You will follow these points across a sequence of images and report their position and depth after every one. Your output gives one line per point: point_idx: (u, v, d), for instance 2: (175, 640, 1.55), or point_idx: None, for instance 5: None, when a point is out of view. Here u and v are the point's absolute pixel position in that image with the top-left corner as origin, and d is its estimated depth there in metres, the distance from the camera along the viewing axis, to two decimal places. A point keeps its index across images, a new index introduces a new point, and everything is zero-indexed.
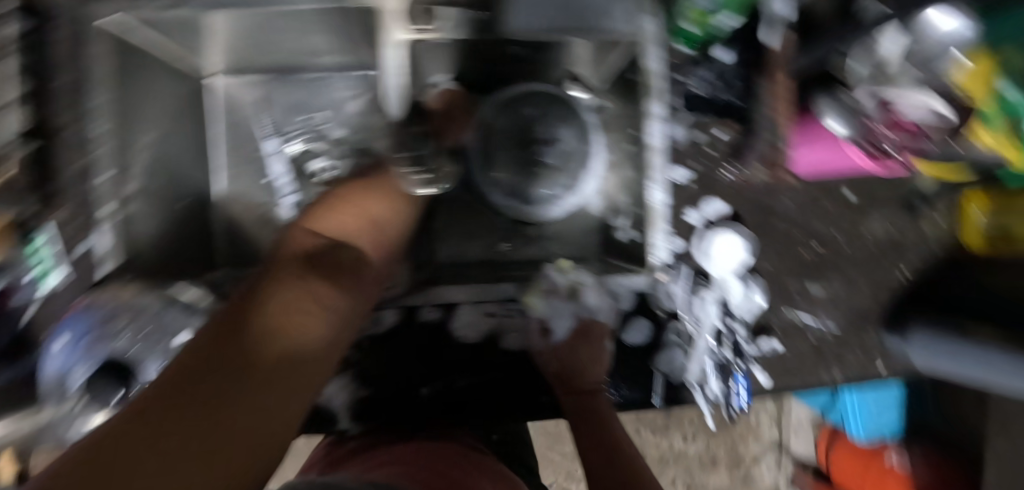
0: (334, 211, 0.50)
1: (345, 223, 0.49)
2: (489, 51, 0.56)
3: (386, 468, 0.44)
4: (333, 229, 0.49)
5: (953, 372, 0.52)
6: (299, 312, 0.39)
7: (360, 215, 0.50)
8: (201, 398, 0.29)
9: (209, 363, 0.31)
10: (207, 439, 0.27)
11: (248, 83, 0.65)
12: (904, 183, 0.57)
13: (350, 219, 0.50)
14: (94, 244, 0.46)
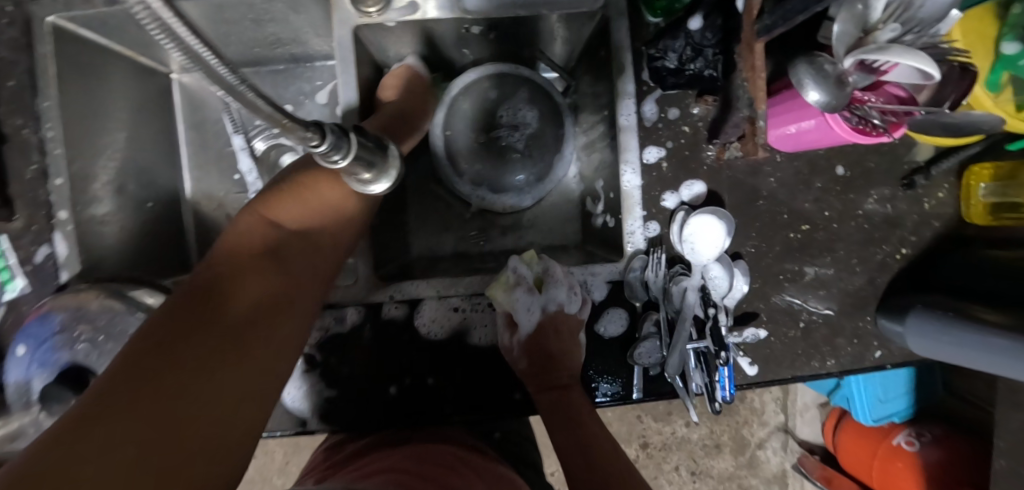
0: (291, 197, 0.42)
1: (301, 205, 0.42)
2: (450, 33, 0.53)
3: (377, 474, 0.40)
4: (302, 209, 0.42)
5: (951, 357, 0.48)
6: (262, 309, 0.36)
7: (323, 203, 0.43)
8: (160, 389, 0.28)
9: (170, 350, 0.30)
10: (163, 432, 0.27)
11: (212, 78, 0.64)
12: (898, 156, 0.53)
13: (308, 207, 0.43)
14: (56, 249, 0.48)
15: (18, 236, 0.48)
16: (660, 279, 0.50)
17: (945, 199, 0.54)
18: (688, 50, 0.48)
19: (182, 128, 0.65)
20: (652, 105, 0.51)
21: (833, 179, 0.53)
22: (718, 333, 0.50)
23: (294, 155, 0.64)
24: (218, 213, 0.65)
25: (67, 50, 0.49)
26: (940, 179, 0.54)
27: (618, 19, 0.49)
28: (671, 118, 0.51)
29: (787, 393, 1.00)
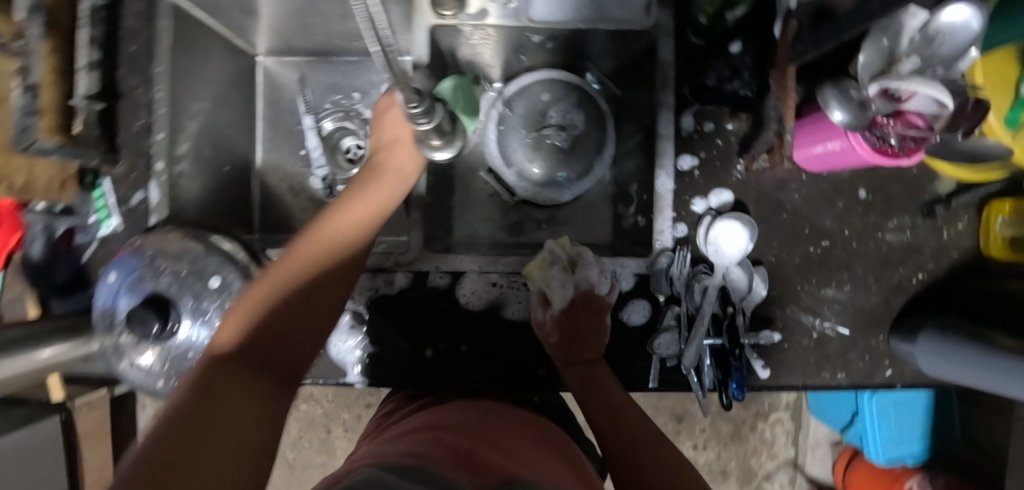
0: (246, 309, 0.36)
1: (238, 321, 0.36)
2: (512, 39, 0.60)
3: (417, 433, 0.40)
4: (249, 312, 0.36)
5: (959, 377, 0.51)
6: (250, 396, 0.31)
7: (268, 295, 0.37)
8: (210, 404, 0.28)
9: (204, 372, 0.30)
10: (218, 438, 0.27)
11: (292, 64, 0.71)
12: (921, 185, 0.57)
13: (245, 314, 0.36)
14: (149, 195, 0.54)
15: (118, 181, 0.54)
16: (685, 275, 0.54)
17: (964, 230, 0.57)
18: (727, 70, 0.53)
19: (260, 105, 0.72)
20: (690, 117, 0.56)
21: (855, 201, 0.56)
22: (734, 331, 0.54)
23: (356, 138, 0.71)
24: (282, 184, 0.72)
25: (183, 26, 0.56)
26: (961, 211, 0.57)
27: (664, 38, 0.54)
28: (707, 131, 0.56)
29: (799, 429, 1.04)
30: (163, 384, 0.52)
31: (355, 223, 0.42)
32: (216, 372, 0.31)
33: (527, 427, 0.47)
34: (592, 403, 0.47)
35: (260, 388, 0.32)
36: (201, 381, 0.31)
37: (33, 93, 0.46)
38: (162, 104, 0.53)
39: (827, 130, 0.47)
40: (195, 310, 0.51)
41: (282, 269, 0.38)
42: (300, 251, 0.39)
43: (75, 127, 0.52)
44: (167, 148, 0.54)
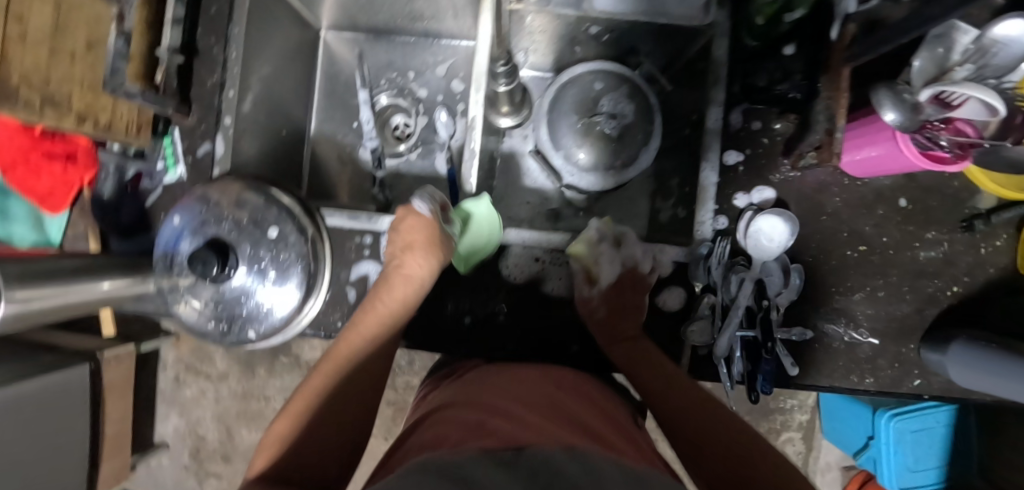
0: (284, 422, 0.45)
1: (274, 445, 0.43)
2: (570, 29, 0.62)
3: (450, 415, 0.39)
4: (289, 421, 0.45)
5: (983, 384, 0.52)
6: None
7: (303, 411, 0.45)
8: None
9: None
10: None
11: (351, 41, 0.74)
12: (960, 200, 0.58)
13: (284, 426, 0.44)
14: (215, 147, 0.57)
15: (187, 132, 0.57)
16: (722, 267, 0.55)
17: (1002, 247, 0.57)
18: (779, 72, 0.55)
19: (318, 77, 0.75)
20: (740, 115, 0.58)
21: (894, 209, 0.58)
22: (768, 324, 0.55)
23: (406, 116, 0.76)
24: (332, 154, 0.75)
25: None
26: (999, 229, 0.57)
27: (721, 37, 0.55)
28: (753, 129, 0.57)
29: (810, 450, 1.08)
30: (212, 325, 0.55)
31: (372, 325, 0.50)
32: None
33: (561, 378, 0.48)
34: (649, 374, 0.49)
35: None
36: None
37: (126, 39, 0.49)
38: (236, 61, 0.56)
39: (873, 137, 0.49)
40: (255, 257, 0.54)
41: (299, 403, 0.46)
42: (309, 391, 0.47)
43: (155, 77, 0.55)
44: (235, 106, 0.57)
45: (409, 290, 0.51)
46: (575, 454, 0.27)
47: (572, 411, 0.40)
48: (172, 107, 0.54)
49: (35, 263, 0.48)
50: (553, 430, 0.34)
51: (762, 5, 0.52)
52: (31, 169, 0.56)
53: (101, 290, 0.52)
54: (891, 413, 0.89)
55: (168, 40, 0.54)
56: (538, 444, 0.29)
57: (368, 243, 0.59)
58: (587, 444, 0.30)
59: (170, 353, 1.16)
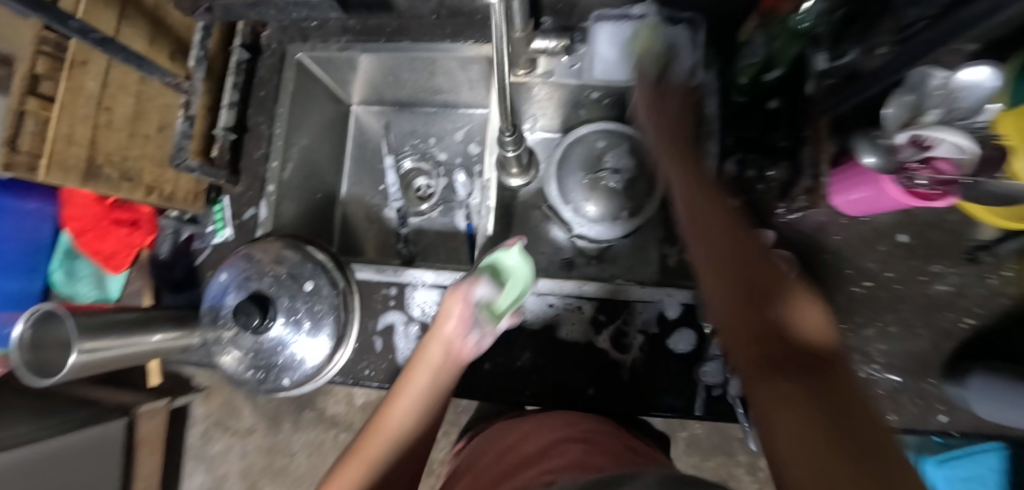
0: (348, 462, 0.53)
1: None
2: (572, 95, 0.68)
3: None
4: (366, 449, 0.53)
5: (1007, 416, 0.52)
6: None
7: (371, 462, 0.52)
8: None
9: None
10: None
11: (377, 113, 0.82)
12: (964, 234, 0.59)
13: (355, 471, 0.51)
14: (259, 212, 0.64)
15: (236, 198, 0.65)
16: None
17: (1011, 278, 0.58)
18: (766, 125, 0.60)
19: (350, 144, 0.82)
20: (734, 164, 0.61)
21: (896, 245, 0.59)
22: None
23: (427, 178, 0.81)
24: (361, 213, 0.81)
25: (303, 76, 0.68)
26: (1006, 260, 0.58)
27: (710, 95, 0.60)
28: (748, 177, 0.61)
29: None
30: (251, 374, 0.59)
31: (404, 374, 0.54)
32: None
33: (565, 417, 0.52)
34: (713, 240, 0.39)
35: None
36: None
37: (190, 122, 0.58)
38: (280, 136, 0.65)
39: (859, 180, 0.53)
40: (290, 312, 0.58)
41: (364, 444, 0.53)
42: (378, 430, 0.54)
43: (213, 151, 0.63)
44: (277, 175, 0.64)
45: (439, 355, 0.53)
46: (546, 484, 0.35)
47: (569, 445, 0.45)
48: (224, 177, 0.63)
49: (101, 317, 0.52)
50: (543, 472, 0.40)
51: (744, 67, 0.58)
52: (100, 234, 0.64)
53: (151, 342, 0.57)
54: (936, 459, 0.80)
55: (224, 122, 0.63)
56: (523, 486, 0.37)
57: (393, 294, 0.64)
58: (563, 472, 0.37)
59: (200, 408, 1.19)
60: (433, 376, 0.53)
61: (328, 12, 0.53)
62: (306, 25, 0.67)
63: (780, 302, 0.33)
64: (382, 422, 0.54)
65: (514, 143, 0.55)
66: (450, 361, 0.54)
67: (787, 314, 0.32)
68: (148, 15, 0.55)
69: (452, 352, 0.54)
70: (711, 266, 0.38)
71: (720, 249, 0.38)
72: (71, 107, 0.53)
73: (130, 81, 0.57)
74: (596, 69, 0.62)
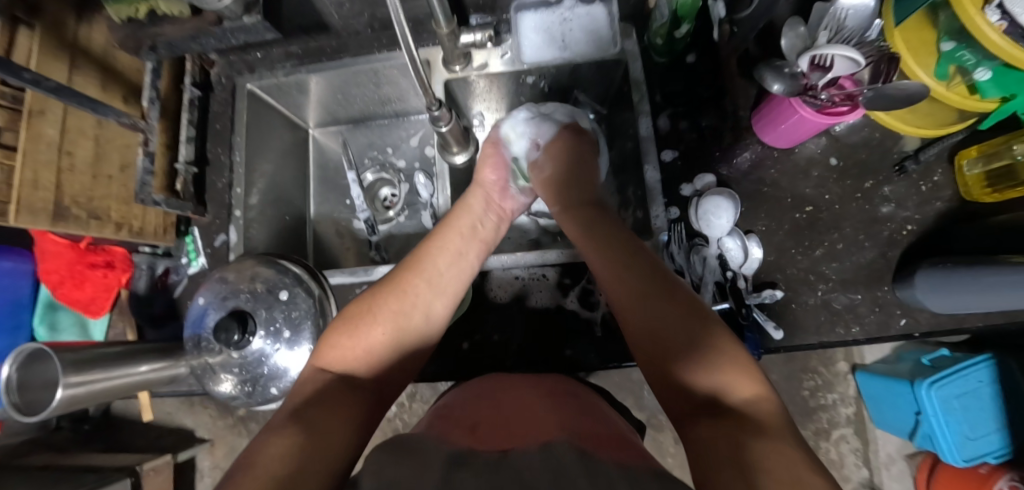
0: (363, 317, 0.49)
1: (349, 351, 0.46)
2: (511, 83, 0.72)
3: (446, 422, 0.44)
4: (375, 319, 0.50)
5: (958, 305, 0.54)
6: (344, 410, 0.40)
7: (393, 316, 0.49)
8: (329, 408, 0.39)
9: (325, 395, 0.42)
10: (331, 408, 0.39)
11: (333, 133, 0.85)
12: (890, 148, 0.63)
13: (367, 328, 0.48)
14: (230, 237, 0.67)
15: (205, 228, 0.68)
16: (683, 252, 0.61)
17: (942, 181, 0.62)
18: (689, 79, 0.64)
19: (312, 167, 0.85)
20: (666, 119, 0.65)
21: (828, 169, 0.63)
22: (738, 294, 0.60)
23: (391, 187, 0.84)
24: (331, 230, 0.82)
25: (255, 105, 0.72)
26: (932, 165, 0.62)
27: (634, 61, 0.65)
28: (682, 128, 0.65)
29: (867, 444, 0.99)
30: (240, 389, 0.61)
31: (448, 239, 0.56)
32: (334, 392, 0.42)
33: (552, 386, 0.51)
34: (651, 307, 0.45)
35: (352, 406, 0.41)
36: (326, 395, 0.42)
37: (151, 157, 0.61)
38: (240, 162, 0.68)
39: (781, 112, 0.56)
40: (269, 323, 0.61)
41: (378, 302, 0.50)
42: (404, 290, 0.51)
43: (176, 185, 0.65)
44: (243, 200, 0.67)
45: (475, 208, 0.60)
46: (549, 453, 0.33)
47: (561, 415, 0.43)
48: (191, 208, 0.65)
49: (85, 351, 0.54)
50: (546, 435, 0.38)
51: (656, 28, 0.62)
52: (77, 280, 0.66)
53: (139, 372, 0.58)
54: (930, 382, 0.80)
55: (183, 156, 0.66)
56: (518, 446, 0.36)
57: (366, 291, 0.66)
58: (566, 441, 0.36)
59: (205, 461, 1.03)
60: (473, 221, 0.59)
61: (263, 35, 0.57)
62: (251, 57, 0.72)
63: (711, 353, 0.41)
64: (410, 281, 0.51)
65: (445, 118, 0.57)
66: (485, 221, 0.61)
67: (709, 364, 0.40)
68: (97, 62, 0.57)
69: (492, 200, 0.63)
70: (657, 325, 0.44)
71: (670, 335, 0.43)
72: (34, 155, 0.52)
73: (88, 125, 0.58)
74: (527, 52, 0.66)
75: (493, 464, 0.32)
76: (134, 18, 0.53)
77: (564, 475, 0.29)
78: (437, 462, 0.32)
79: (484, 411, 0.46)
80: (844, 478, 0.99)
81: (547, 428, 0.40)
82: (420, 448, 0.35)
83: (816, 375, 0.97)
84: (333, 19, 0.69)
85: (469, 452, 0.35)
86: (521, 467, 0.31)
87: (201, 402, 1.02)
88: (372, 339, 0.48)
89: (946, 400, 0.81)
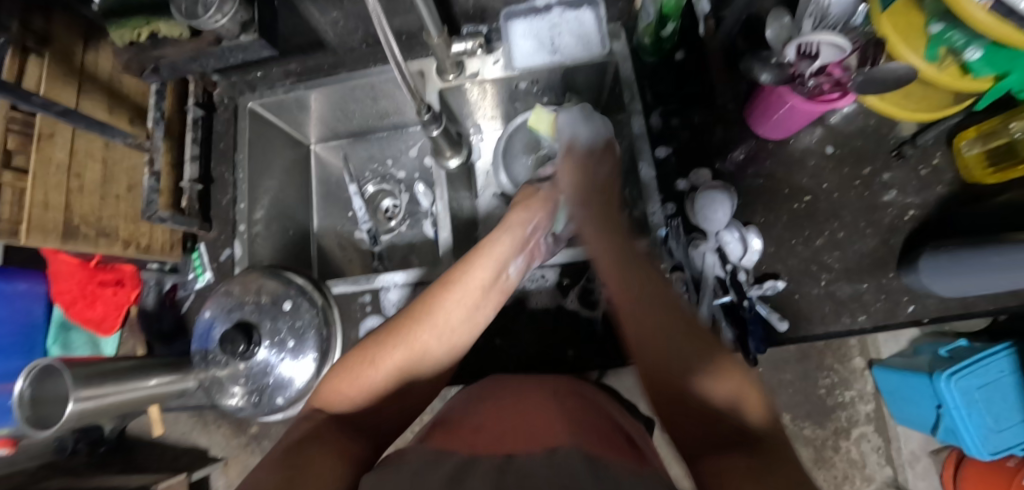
0: (365, 363, 0.47)
1: (348, 393, 0.46)
2: (506, 89, 0.73)
3: (437, 436, 0.42)
4: (368, 363, 0.46)
5: (963, 288, 0.54)
6: (332, 446, 0.39)
7: (397, 366, 0.47)
8: (313, 454, 0.38)
9: (311, 435, 0.41)
10: (315, 450, 0.39)
11: (334, 148, 0.86)
12: (888, 135, 0.63)
13: (365, 373, 0.46)
14: (235, 252, 0.69)
15: (211, 243, 0.70)
16: (682, 248, 0.60)
17: (942, 165, 0.61)
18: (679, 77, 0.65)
19: (314, 182, 0.86)
20: (658, 116, 0.65)
21: (824, 158, 0.63)
22: (739, 286, 0.59)
23: (392, 198, 0.85)
24: (334, 242, 0.83)
25: (257, 123, 0.74)
26: (930, 149, 0.62)
27: (623, 62, 0.65)
28: (674, 125, 0.65)
29: (888, 442, 0.96)
30: (247, 400, 0.61)
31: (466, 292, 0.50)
32: (326, 430, 0.42)
33: (555, 387, 0.51)
34: (651, 310, 0.43)
35: (338, 449, 0.39)
36: (316, 435, 0.41)
37: (156, 177, 0.63)
38: (242, 182, 0.70)
39: (771, 104, 0.57)
40: (274, 334, 0.61)
41: (377, 353, 0.47)
42: (410, 343, 0.47)
43: (182, 203, 0.67)
44: (246, 216, 0.69)
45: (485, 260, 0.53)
46: (556, 460, 0.32)
47: (566, 418, 0.43)
48: (197, 225, 0.67)
49: (94, 366, 0.55)
50: (547, 442, 0.37)
51: (643, 28, 0.62)
52: (90, 299, 0.67)
53: (147, 386, 0.59)
54: (949, 374, 0.78)
55: (188, 175, 0.68)
56: (524, 451, 0.36)
57: (369, 300, 0.67)
58: (574, 447, 0.35)
59: (219, 480, 1.03)
60: (496, 269, 0.53)
61: (259, 52, 0.59)
62: (252, 78, 0.74)
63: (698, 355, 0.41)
64: (417, 334, 0.48)
65: (435, 123, 0.58)
66: (509, 269, 0.55)
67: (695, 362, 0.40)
68: (104, 88, 0.60)
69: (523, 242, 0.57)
70: (648, 347, 0.42)
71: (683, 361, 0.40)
72: (44, 178, 0.54)
73: (96, 147, 0.60)
74: (519, 58, 0.67)
75: (495, 469, 0.32)
76: (135, 42, 0.55)
77: (570, 478, 0.29)
78: (432, 473, 0.32)
79: (484, 415, 0.45)
80: (868, 479, 0.96)
81: (555, 434, 0.39)
82: (422, 460, 0.35)
83: (831, 372, 0.94)
84: (329, 36, 0.71)
85: (471, 458, 0.35)
86: (526, 472, 0.30)
87: (213, 420, 1.02)
88: (364, 380, 0.46)
89: (970, 392, 0.79)
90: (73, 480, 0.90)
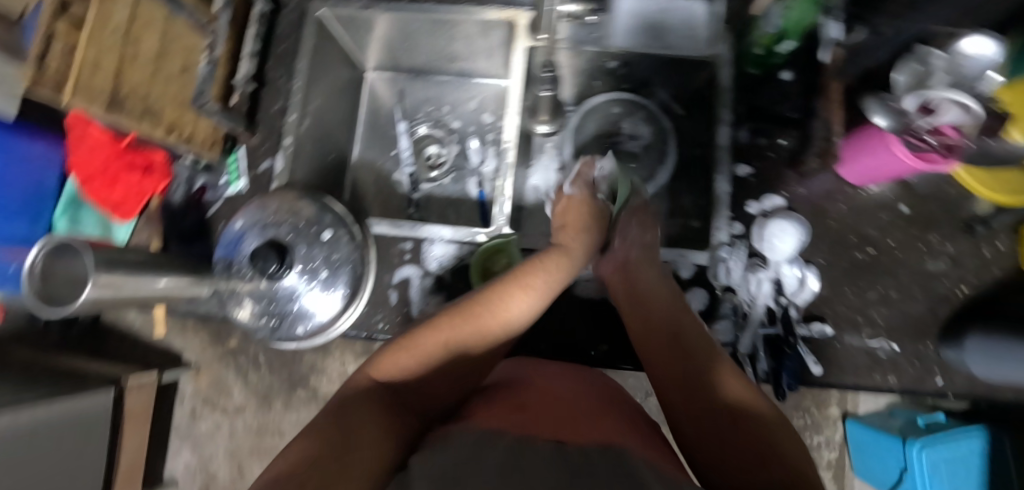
0: (416, 338, 0.41)
1: (398, 361, 0.40)
2: (594, 64, 0.69)
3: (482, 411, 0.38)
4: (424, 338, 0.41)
5: (1000, 373, 0.54)
6: (374, 419, 0.34)
7: (454, 351, 0.42)
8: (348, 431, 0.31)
9: (357, 398, 0.36)
10: (351, 427, 0.32)
11: (391, 80, 0.81)
12: (962, 208, 0.62)
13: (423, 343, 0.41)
14: (275, 164, 0.64)
15: (251, 150, 0.65)
16: (740, 270, 0.61)
17: (1006, 250, 0.61)
18: (779, 95, 0.64)
19: (362, 110, 0.81)
20: (746, 132, 0.64)
21: (896, 215, 0.62)
22: (788, 322, 0.59)
23: (439, 146, 0.81)
24: (371, 178, 0.80)
25: (324, 33, 0.68)
26: (999, 231, 0.61)
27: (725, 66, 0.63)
28: (760, 145, 0.63)
29: None
30: (264, 321, 0.59)
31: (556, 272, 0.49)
32: (367, 395, 0.37)
33: (592, 380, 0.50)
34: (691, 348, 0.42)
35: (381, 426, 0.33)
36: (358, 400, 0.36)
37: (213, 65, 0.58)
38: (297, 92, 0.65)
39: (870, 148, 0.55)
40: (311, 260, 0.59)
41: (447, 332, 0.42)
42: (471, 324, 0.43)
43: (232, 99, 0.63)
44: (294, 129, 0.64)
45: (562, 270, 0.50)
46: (616, 459, 0.30)
47: (612, 415, 0.42)
48: (241, 126, 0.62)
49: (113, 253, 0.50)
50: (604, 438, 0.35)
51: (759, 38, 0.60)
52: (109, 179, 0.62)
53: (159, 285, 0.55)
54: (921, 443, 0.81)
55: (244, 71, 0.64)
56: (578, 441, 0.34)
57: (409, 248, 0.63)
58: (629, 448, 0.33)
59: (188, 385, 1.00)
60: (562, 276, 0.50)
61: None
62: None
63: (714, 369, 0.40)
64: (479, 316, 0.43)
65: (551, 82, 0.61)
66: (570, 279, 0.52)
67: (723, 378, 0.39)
68: None
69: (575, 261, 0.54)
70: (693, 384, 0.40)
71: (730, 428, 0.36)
72: (99, 37, 0.49)
73: (155, 16, 0.54)
74: (615, 38, 0.64)
75: (554, 455, 0.30)
76: None
77: (637, 480, 0.26)
78: (492, 451, 0.30)
79: (532, 393, 0.43)
80: None
81: (608, 434, 0.37)
82: (476, 440, 0.32)
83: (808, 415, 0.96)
84: None
85: (525, 439, 0.33)
86: (587, 464, 0.28)
87: (194, 327, 0.97)
88: (416, 357, 0.40)
89: (936, 465, 0.82)
90: (40, 354, 0.85)
